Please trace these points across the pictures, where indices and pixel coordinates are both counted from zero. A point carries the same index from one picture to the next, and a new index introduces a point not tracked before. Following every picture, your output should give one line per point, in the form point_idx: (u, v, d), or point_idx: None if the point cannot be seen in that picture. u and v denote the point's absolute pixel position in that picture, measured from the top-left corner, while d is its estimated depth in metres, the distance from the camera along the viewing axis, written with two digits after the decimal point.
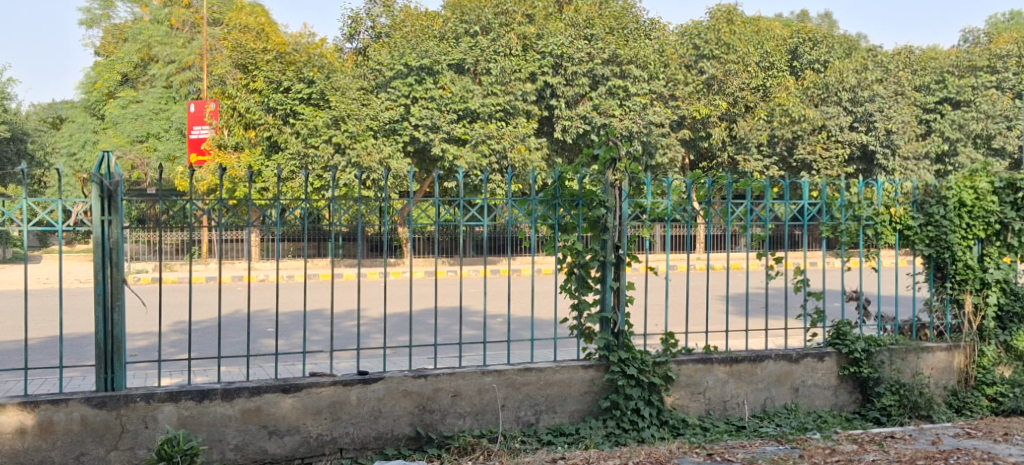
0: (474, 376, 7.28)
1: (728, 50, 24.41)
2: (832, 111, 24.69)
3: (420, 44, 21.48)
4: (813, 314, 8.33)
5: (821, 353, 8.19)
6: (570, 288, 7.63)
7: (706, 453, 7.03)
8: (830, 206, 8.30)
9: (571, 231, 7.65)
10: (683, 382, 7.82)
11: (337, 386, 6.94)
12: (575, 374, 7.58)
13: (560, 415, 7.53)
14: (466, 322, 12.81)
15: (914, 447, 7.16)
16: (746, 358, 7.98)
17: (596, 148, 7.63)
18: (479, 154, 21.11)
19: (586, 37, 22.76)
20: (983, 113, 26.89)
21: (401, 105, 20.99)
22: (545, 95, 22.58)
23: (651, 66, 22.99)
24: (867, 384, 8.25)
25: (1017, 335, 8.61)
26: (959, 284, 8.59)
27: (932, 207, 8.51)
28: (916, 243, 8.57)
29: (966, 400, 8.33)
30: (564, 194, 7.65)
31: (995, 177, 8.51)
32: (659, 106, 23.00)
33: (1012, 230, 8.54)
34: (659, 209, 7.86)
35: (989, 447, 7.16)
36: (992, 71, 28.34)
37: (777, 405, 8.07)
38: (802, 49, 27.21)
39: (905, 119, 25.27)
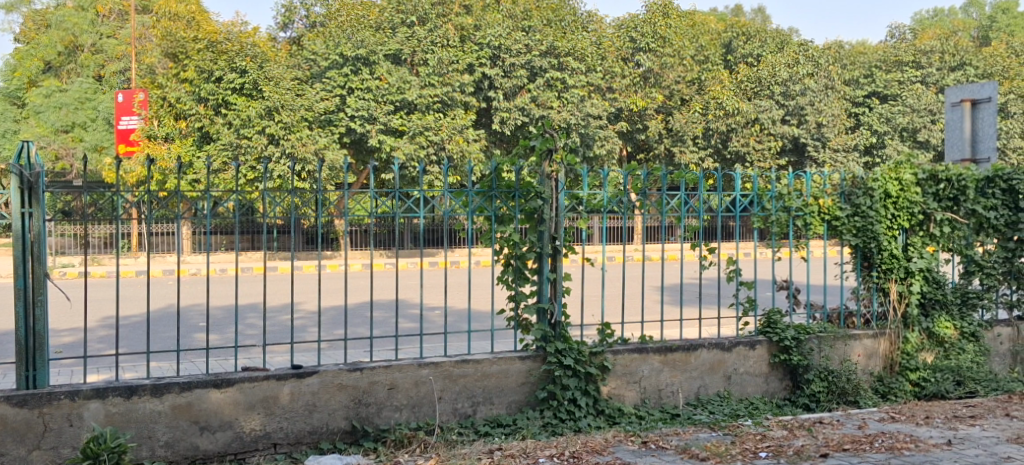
0: (411, 369, 7.25)
1: (664, 43, 24.42)
2: (764, 105, 24.97)
3: (356, 33, 21.08)
4: (744, 303, 8.43)
5: (753, 341, 8.35)
6: (507, 279, 7.67)
7: (641, 442, 7.11)
8: (761, 198, 8.46)
9: (508, 223, 7.65)
10: (619, 372, 7.89)
11: (270, 380, 6.85)
12: (512, 365, 7.60)
13: (497, 406, 7.55)
14: (403, 314, 12.77)
15: (841, 432, 7.33)
16: (680, 348, 8.08)
17: (532, 140, 7.71)
18: (416, 146, 21.00)
19: (523, 28, 22.87)
20: (909, 107, 27.58)
21: (336, 96, 20.88)
22: (483, 86, 22.49)
23: (588, 58, 23.25)
24: (797, 372, 8.40)
25: (938, 322, 8.85)
26: (885, 273, 8.77)
27: (859, 198, 8.65)
28: (843, 234, 8.69)
29: (892, 385, 8.56)
30: (500, 186, 7.63)
31: (919, 169, 8.75)
32: (597, 98, 23.20)
33: (934, 220, 8.82)
34: (595, 202, 7.92)
35: (912, 430, 7.37)
36: (917, 66, 28.91)
37: (710, 393, 8.19)
38: (735, 44, 27.99)
39: (835, 113, 25.90)
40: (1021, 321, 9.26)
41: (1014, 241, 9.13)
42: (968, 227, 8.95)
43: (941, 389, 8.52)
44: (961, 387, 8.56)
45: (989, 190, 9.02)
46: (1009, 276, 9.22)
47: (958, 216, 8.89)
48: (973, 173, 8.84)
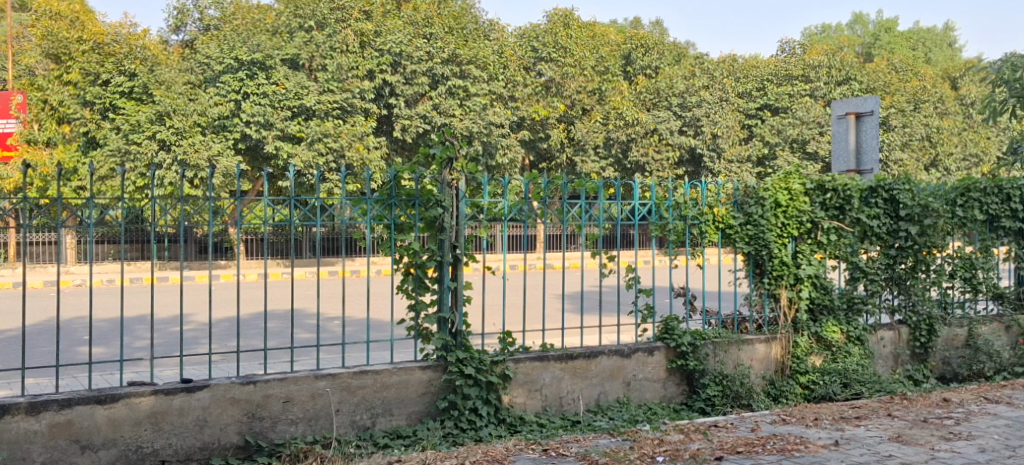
0: (307, 381, 7.08)
1: (565, 53, 24.85)
2: (663, 116, 25.60)
3: (252, 37, 20.88)
4: (642, 311, 8.55)
5: (651, 347, 8.44)
6: (407, 288, 7.54)
7: (542, 449, 7.10)
8: (659, 207, 8.58)
9: (407, 232, 7.57)
10: (520, 380, 7.87)
11: (158, 395, 6.59)
12: (412, 375, 7.49)
13: (397, 417, 7.43)
14: (300, 325, 12.53)
15: (735, 434, 7.47)
16: (580, 355, 8.11)
17: (431, 148, 7.65)
18: (315, 153, 20.78)
19: (424, 35, 22.36)
20: (799, 119, 28.53)
21: (231, 101, 20.38)
22: (383, 93, 22.27)
23: (490, 67, 23.05)
24: (693, 376, 8.57)
25: (826, 326, 9.07)
26: (775, 279, 9.00)
27: (751, 207, 8.90)
28: (736, 241, 8.92)
29: (782, 388, 8.79)
30: (400, 194, 7.53)
31: (807, 179, 9.02)
32: (499, 107, 23.10)
33: (822, 229, 9.07)
34: (495, 210, 7.89)
35: (802, 432, 7.55)
36: (806, 80, 29.56)
37: (610, 399, 8.25)
38: (635, 55, 28.35)
39: (729, 124, 26.42)
40: (902, 325, 9.55)
41: (896, 248, 9.42)
42: (853, 235, 9.22)
43: (829, 391, 8.78)
44: (848, 389, 8.84)
45: (872, 200, 9.32)
46: (891, 281, 9.50)
47: (843, 224, 9.16)
48: (857, 183, 9.14)
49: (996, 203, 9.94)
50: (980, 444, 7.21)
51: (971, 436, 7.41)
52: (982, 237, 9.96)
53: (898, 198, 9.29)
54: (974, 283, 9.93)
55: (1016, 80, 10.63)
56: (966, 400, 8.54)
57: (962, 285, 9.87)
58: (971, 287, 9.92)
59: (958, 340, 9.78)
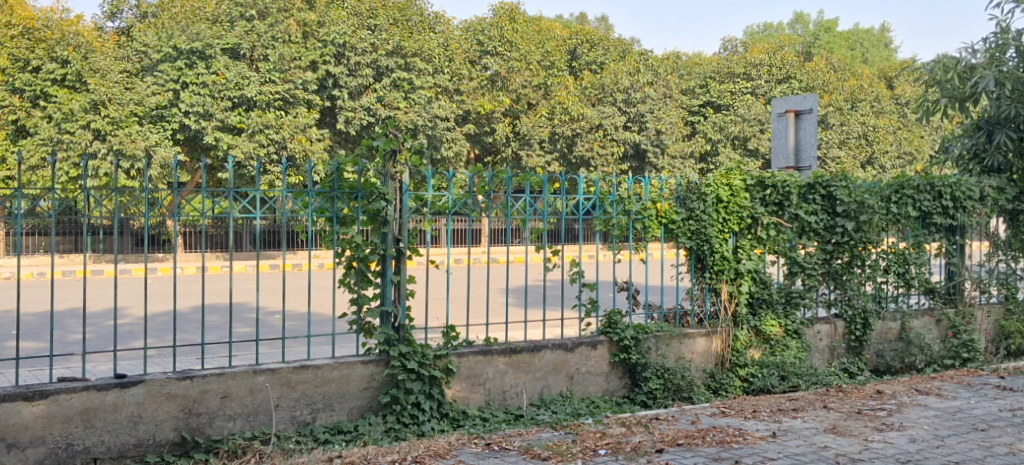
0: (246, 376, 6.96)
1: (511, 47, 24.89)
2: (608, 111, 25.67)
3: (191, 26, 20.71)
4: (586, 304, 8.58)
5: (594, 341, 8.46)
6: (349, 282, 7.47)
7: (484, 443, 7.08)
8: (603, 201, 8.61)
9: (350, 225, 7.46)
10: (463, 374, 7.83)
11: (90, 391, 6.43)
12: (354, 370, 7.41)
13: (338, 413, 7.35)
14: (239, 319, 12.36)
15: (676, 427, 7.53)
16: (524, 349, 8.10)
17: (375, 140, 7.56)
18: (256, 144, 20.54)
19: (369, 27, 22.46)
20: (740, 116, 28.87)
21: (170, 90, 20.26)
22: (327, 84, 21.86)
23: (435, 59, 23.04)
24: (636, 370, 8.60)
25: (765, 320, 9.18)
26: (716, 274, 9.07)
27: (693, 202, 8.98)
28: (679, 237, 8.98)
29: (722, 381, 8.89)
30: (342, 186, 7.45)
31: (747, 176, 9.09)
32: (444, 100, 22.95)
33: (761, 224, 9.18)
34: (440, 203, 7.83)
35: (741, 424, 7.64)
36: (748, 77, 30.23)
37: (553, 393, 8.25)
38: (580, 51, 28.58)
39: (672, 120, 26.73)
40: (838, 319, 9.70)
41: (832, 243, 9.60)
42: (792, 231, 9.36)
43: (767, 384, 8.90)
44: (785, 382, 8.97)
45: (810, 196, 9.45)
46: (828, 276, 9.65)
47: (782, 220, 9.30)
48: (796, 180, 9.28)
49: (929, 200, 10.13)
50: (912, 434, 7.36)
51: (903, 426, 7.57)
52: (915, 233, 10.16)
53: (835, 194, 9.44)
54: (907, 278, 10.11)
55: (947, 81, 10.89)
56: (898, 391, 8.72)
57: (895, 280, 10.07)
58: (904, 282, 10.11)
59: (892, 333, 9.96)
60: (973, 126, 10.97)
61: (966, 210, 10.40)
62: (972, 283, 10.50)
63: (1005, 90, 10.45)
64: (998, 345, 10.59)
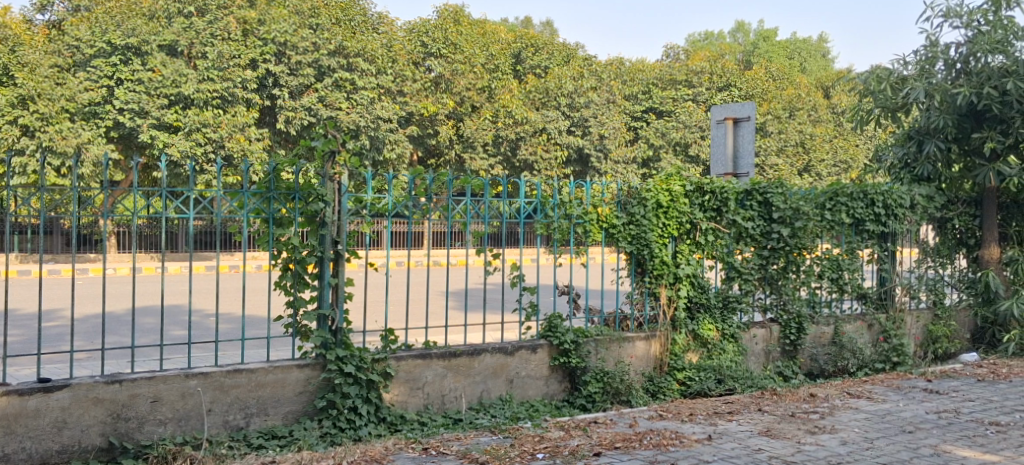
0: (177, 380, 6.83)
1: (454, 50, 24.98)
2: (551, 115, 25.74)
3: (126, 20, 20.08)
4: (526, 308, 8.57)
5: (534, 345, 8.47)
6: (286, 284, 7.36)
7: (422, 448, 7.02)
8: (544, 205, 8.61)
9: (287, 226, 7.36)
10: (402, 378, 7.78)
11: (11, 396, 6.26)
12: (289, 374, 7.30)
13: (272, 418, 7.24)
14: (173, 321, 12.17)
15: (613, 430, 7.56)
16: (463, 353, 8.06)
17: (313, 140, 7.46)
18: (193, 142, 20.20)
19: (310, 26, 22.23)
20: (682, 123, 29.17)
21: (103, 86, 20.08)
22: (267, 83, 21.54)
23: (379, 60, 22.80)
24: (575, 373, 8.61)
25: (703, 324, 9.28)
26: (656, 278, 9.14)
27: (633, 207, 9.05)
28: (619, 241, 9.02)
29: (660, 385, 8.95)
30: (279, 187, 7.33)
31: (687, 181, 9.17)
32: (387, 101, 22.72)
33: (700, 229, 9.28)
34: (380, 205, 7.77)
35: (677, 427, 7.71)
36: (689, 85, 30.90)
37: (492, 397, 8.22)
38: (524, 55, 28.69)
39: (615, 126, 26.94)
40: (773, 323, 9.86)
41: (768, 249, 9.73)
42: (729, 236, 9.48)
43: (704, 387, 8.98)
44: (722, 385, 9.07)
45: (747, 202, 9.59)
46: (764, 281, 9.81)
47: (720, 225, 9.41)
48: (733, 186, 9.40)
49: (862, 208, 10.31)
50: (843, 437, 7.49)
51: (835, 429, 7.70)
52: (848, 239, 10.36)
53: (772, 201, 9.57)
54: (841, 283, 10.30)
55: (880, 92, 11.14)
56: (830, 395, 8.87)
57: (830, 285, 10.24)
58: (837, 287, 10.28)
59: (826, 338, 10.12)
60: (903, 136, 11.22)
61: (897, 218, 10.64)
62: (903, 289, 10.72)
63: (935, 102, 10.64)
64: (926, 349, 10.78)
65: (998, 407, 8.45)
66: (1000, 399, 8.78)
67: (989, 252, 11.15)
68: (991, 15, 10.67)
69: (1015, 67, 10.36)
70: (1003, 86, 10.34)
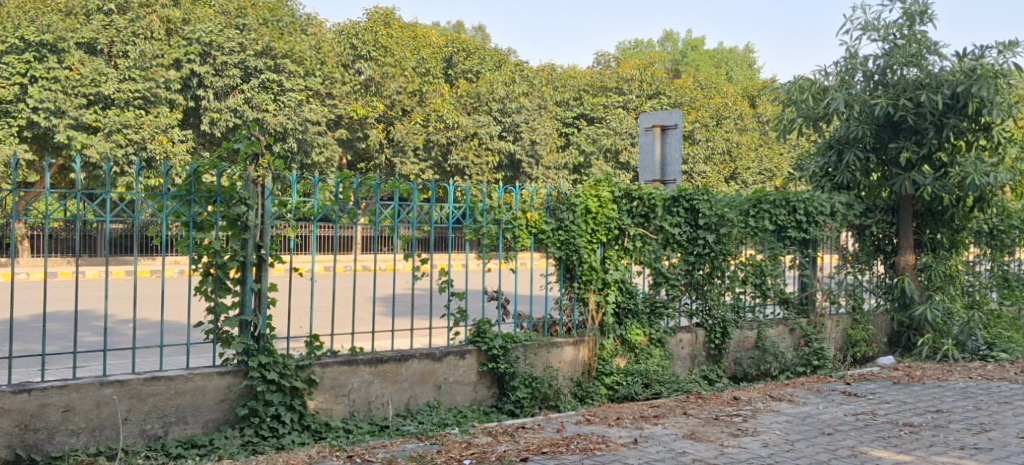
0: (91, 388, 6.65)
1: (385, 53, 24.61)
2: (483, 120, 25.71)
3: (40, 16, 19.55)
4: (455, 314, 8.49)
5: (463, 350, 8.41)
6: (206, 290, 7.19)
7: (347, 456, 6.93)
8: (472, 210, 8.52)
9: (208, 230, 7.18)
10: (327, 385, 7.66)
11: None
12: (210, 381, 7.15)
13: (192, 426, 7.06)
14: (87, 328, 11.82)
15: (541, 435, 7.56)
16: (391, 359, 7.98)
17: (236, 142, 7.34)
18: (113, 144, 19.77)
19: (237, 26, 21.77)
20: (612, 129, 29.48)
21: (16, 84, 19.20)
22: (191, 84, 21.22)
23: (306, 62, 22.68)
24: (503, 379, 8.60)
25: (630, 329, 9.35)
26: (585, 283, 9.15)
27: (562, 213, 9.01)
28: (548, 246, 8.97)
29: (588, 389, 9.00)
30: (199, 190, 7.18)
31: (615, 187, 9.23)
32: (315, 104, 22.41)
33: (628, 235, 9.34)
34: (305, 209, 7.65)
35: (604, 431, 7.73)
36: (619, 92, 31.22)
37: (420, 403, 8.14)
38: (456, 59, 28.65)
39: (547, 131, 27.02)
40: (699, 327, 9.97)
41: (694, 255, 9.85)
42: (657, 242, 9.56)
43: (631, 391, 9.06)
44: (648, 389, 9.14)
45: (674, 208, 9.67)
46: (690, 286, 9.92)
47: (648, 231, 9.49)
48: (661, 192, 9.47)
49: (784, 215, 10.52)
50: (764, 439, 7.60)
51: (757, 431, 7.81)
52: (771, 245, 10.51)
53: (698, 207, 9.68)
54: (764, 289, 10.45)
55: (802, 102, 11.33)
56: (753, 398, 9.01)
57: (753, 290, 10.39)
58: (760, 292, 10.43)
59: (749, 342, 10.28)
60: (825, 145, 11.51)
61: (818, 225, 10.83)
62: (823, 294, 10.95)
63: (854, 112, 10.92)
64: (846, 353, 11.00)
65: (912, 409, 8.68)
66: (914, 400, 9.01)
67: (905, 259, 11.46)
68: (905, 30, 10.98)
69: (929, 80, 10.70)
70: (917, 98, 10.69)
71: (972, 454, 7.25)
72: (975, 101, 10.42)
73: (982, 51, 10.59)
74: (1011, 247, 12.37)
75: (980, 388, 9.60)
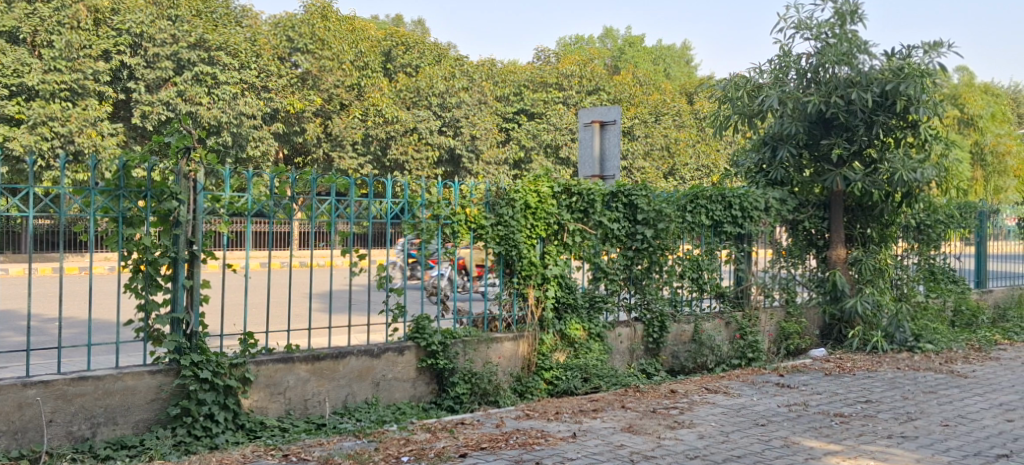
0: (14, 390, 6.46)
1: (322, 45, 24.18)
2: (422, 115, 25.57)
3: None
4: (394, 310, 8.43)
5: (401, 346, 8.35)
6: (136, 287, 7.03)
7: (282, 455, 6.83)
8: (411, 206, 8.47)
9: (138, 226, 7.02)
10: (262, 383, 7.54)
11: None
12: (140, 380, 6.99)
13: (121, 427, 6.90)
14: (10, 327, 11.46)
15: (480, 431, 7.54)
16: (327, 356, 7.88)
17: (167, 136, 7.17)
18: (38, 137, 19.18)
19: (168, 17, 21.28)
20: (553, 125, 29.54)
21: None
22: (121, 76, 21.08)
23: (241, 54, 22.12)
24: (443, 375, 8.53)
25: (569, 324, 9.39)
26: (524, 279, 9.17)
27: (502, 208, 8.97)
28: (487, 242, 8.93)
29: (528, 384, 9.00)
30: (128, 185, 6.99)
31: (555, 183, 9.23)
32: (250, 97, 22.07)
33: (567, 230, 9.37)
34: (238, 204, 7.49)
35: (543, 426, 7.74)
36: (559, 87, 31.31)
37: (357, 400, 8.06)
38: (395, 53, 28.48)
39: (487, 127, 26.97)
40: (637, 322, 10.04)
41: (633, 250, 9.91)
42: (596, 237, 9.59)
43: (570, 386, 9.07)
44: (588, 384, 9.16)
45: (613, 204, 9.70)
46: (629, 281, 9.98)
47: (587, 226, 9.51)
48: (600, 188, 9.51)
49: (720, 210, 10.64)
50: (700, 431, 7.68)
51: (692, 423, 7.90)
52: (707, 240, 10.65)
53: (636, 203, 9.75)
54: (701, 283, 10.58)
55: (737, 99, 11.56)
56: (690, 391, 9.10)
57: (690, 284, 10.50)
58: (697, 287, 10.56)
59: (686, 335, 10.40)
60: (759, 142, 11.71)
61: (753, 220, 11.00)
62: (758, 288, 11.10)
63: (787, 109, 11.11)
64: (779, 345, 11.21)
65: (842, 399, 8.85)
66: (844, 391, 9.20)
67: (836, 253, 11.70)
68: (837, 29, 11.17)
69: (859, 78, 10.89)
70: (848, 96, 10.91)
71: (899, 443, 7.41)
72: (902, 99, 10.70)
73: (910, 51, 10.84)
74: (937, 241, 12.71)
75: (908, 378, 9.84)
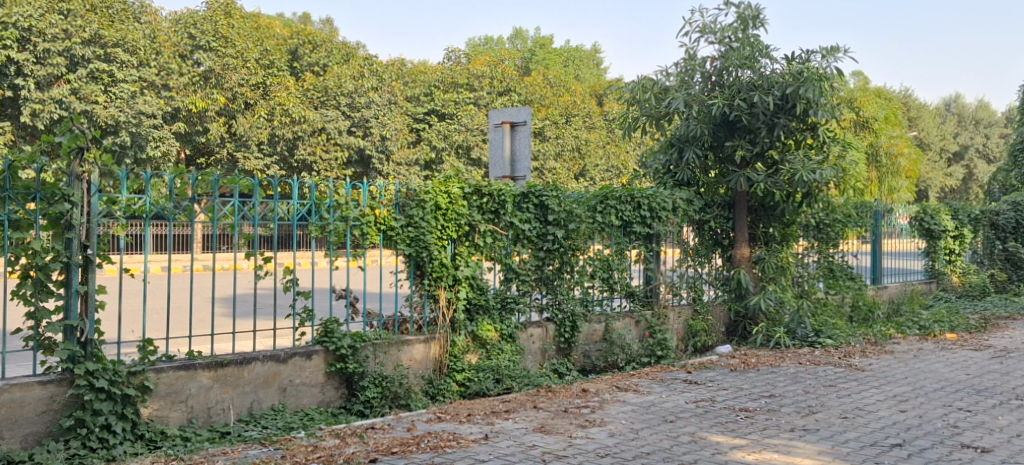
0: None
1: (225, 43, 23.50)
2: (331, 115, 25.24)
3: None
4: (301, 314, 8.24)
5: (309, 351, 8.15)
6: (24, 294, 6.71)
7: None
8: (318, 207, 8.27)
9: (26, 229, 6.73)
10: (162, 392, 7.27)
11: None
12: (29, 392, 6.70)
13: (8, 441, 6.61)
14: None
15: (390, 435, 7.41)
16: (232, 362, 7.65)
17: (58, 135, 6.86)
18: None
19: (59, 10, 20.47)
20: (463, 126, 29.45)
21: None
22: (8, 72, 19.99)
23: (140, 51, 21.71)
24: (353, 379, 8.37)
25: (481, 325, 9.32)
26: (435, 280, 9.02)
27: (411, 209, 8.81)
28: (398, 243, 8.77)
29: (439, 387, 8.88)
30: (15, 187, 6.71)
31: (465, 183, 9.16)
32: (149, 95, 21.66)
33: (478, 231, 9.30)
34: (135, 206, 7.21)
35: (455, 428, 7.66)
36: (470, 88, 31.25)
37: (264, 407, 7.84)
38: (302, 51, 28.17)
39: (397, 127, 26.72)
40: (549, 322, 10.04)
41: (544, 250, 9.90)
42: (507, 238, 9.55)
43: (483, 388, 8.97)
44: (500, 385, 9.09)
45: (523, 204, 9.71)
46: (541, 281, 9.97)
47: (498, 227, 9.47)
48: (511, 189, 9.49)
49: (629, 210, 10.73)
50: (610, 429, 7.71)
51: (603, 422, 7.93)
52: (617, 240, 10.72)
53: (547, 204, 9.76)
54: (611, 283, 10.64)
55: (645, 101, 11.66)
56: (600, 389, 9.14)
57: (600, 284, 10.53)
58: (608, 286, 10.61)
59: (598, 334, 10.47)
60: (667, 144, 11.82)
61: (661, 220, 11.11)
62: (665, 287, 11.24)
63: (693, 111, 11.27)
64: (687, 342, 11.37)
65: (747, 394, 9.01)
66: (749, 386, 9.38)
67: (740, 252, 11.97)
68: (739, 33, 11.39)
69: (762, 81, 11.14)
70: (750, 99, 11.12)
71: (802, 436, 7.57)
72: (802, 102, 10.92)
73: (809, 55, 11.11)
74: (836, 239, 13.03)
75: (809, 373, 10.08)
